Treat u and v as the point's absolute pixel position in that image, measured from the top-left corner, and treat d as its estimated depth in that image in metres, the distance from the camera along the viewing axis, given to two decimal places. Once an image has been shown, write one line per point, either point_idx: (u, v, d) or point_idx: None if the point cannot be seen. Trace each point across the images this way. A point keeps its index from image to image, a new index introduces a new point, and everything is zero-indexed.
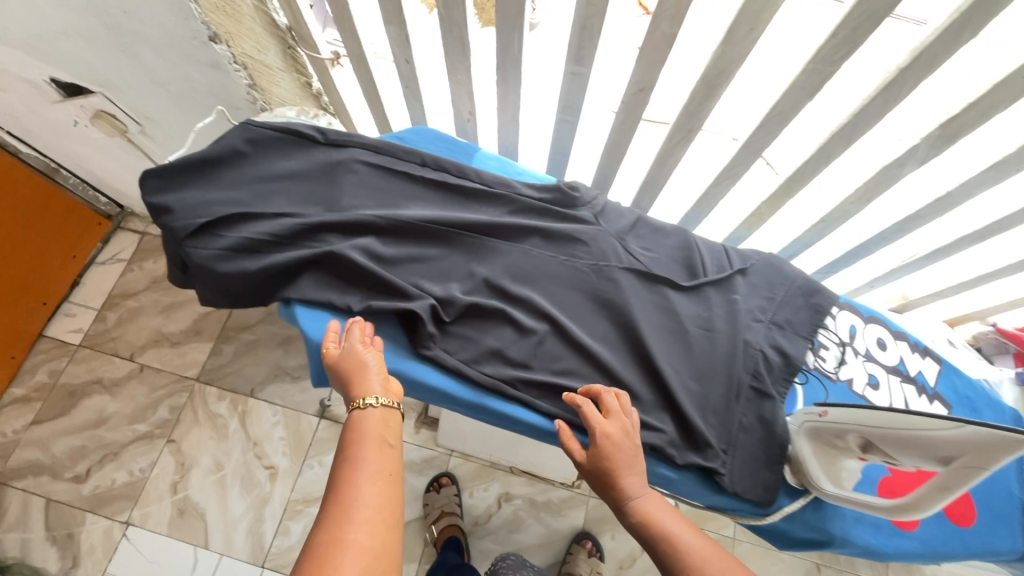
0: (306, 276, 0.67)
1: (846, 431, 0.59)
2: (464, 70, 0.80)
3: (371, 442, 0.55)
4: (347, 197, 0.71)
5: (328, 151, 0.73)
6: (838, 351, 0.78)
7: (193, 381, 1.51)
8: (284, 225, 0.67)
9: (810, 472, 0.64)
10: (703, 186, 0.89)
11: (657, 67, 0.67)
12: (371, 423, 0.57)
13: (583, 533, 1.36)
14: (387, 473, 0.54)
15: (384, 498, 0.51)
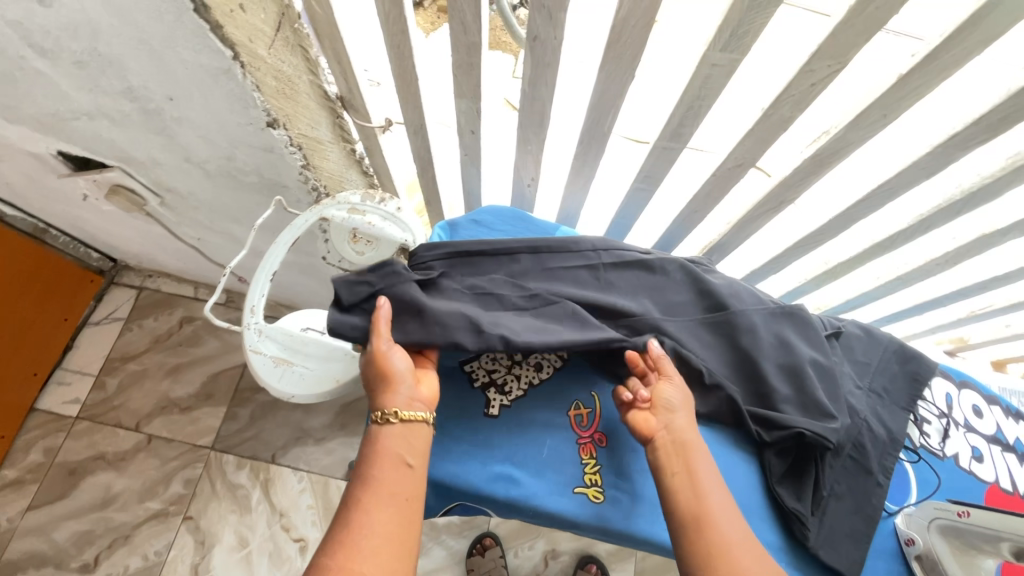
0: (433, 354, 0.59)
1: (993, 535, 0.59)
2: (538, 142, 0.74)
3: (387, 467, 0.50)
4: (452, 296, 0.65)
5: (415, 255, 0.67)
6: (940, 424, 0.75)
7: (208, 449, 1.41)
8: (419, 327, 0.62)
9: (950, 574, 0.60)
10: (780, 248, 0.85)
11: (765, 145, 0.63)
12: (388, 442, 0.51)
13: (588, 557, 1.33)
14: (405, 502, 0.48)
15: (393, 529, 0.47)
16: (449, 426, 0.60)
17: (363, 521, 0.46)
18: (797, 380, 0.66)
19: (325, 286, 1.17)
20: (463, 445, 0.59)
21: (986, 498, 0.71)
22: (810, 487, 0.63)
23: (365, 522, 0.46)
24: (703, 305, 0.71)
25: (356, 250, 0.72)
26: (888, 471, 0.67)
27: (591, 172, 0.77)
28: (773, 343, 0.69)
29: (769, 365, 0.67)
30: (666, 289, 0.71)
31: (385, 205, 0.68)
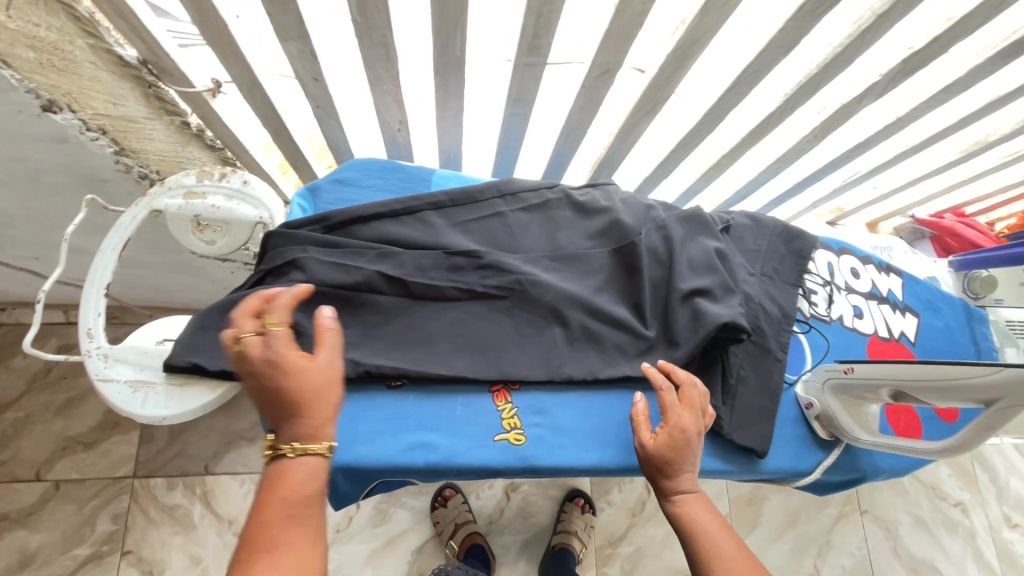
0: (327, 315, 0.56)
1: (876, 384, 0.61)
2: (392, 78, 0.66)
3: (308, 491, 0.41)
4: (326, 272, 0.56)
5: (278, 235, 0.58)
6: (826, 292, 0.80)
7: (130, 478, 1.30)
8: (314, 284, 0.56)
9: (843, 424, 0.66)
10: (665, 151, 0.84)
11: (625, 46, 0.59)
12: (300, 479, 0.40)
13: (576, 492, 1.38)
14: (314, 535, 0.39)
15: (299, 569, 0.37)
16: (351, 408, 0.55)
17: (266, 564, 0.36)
18: (689, 273, 0.69)
19: (210, 282, 1.05)
20: (371, 423, 0.55)
21: (868, 349, 0.79)
22: (718, 377, 0.66)
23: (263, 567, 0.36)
24: (588, 226, 0.72)
25: (206, 241, 0.61)
26: (785, 346, 0.72)
27: (458, 103, 0.71)
28: (662, 244, 0.71)
29: (657, 266, 0.70)
30: (555, 214, 0.71)
31: (227, 180, 0.60)
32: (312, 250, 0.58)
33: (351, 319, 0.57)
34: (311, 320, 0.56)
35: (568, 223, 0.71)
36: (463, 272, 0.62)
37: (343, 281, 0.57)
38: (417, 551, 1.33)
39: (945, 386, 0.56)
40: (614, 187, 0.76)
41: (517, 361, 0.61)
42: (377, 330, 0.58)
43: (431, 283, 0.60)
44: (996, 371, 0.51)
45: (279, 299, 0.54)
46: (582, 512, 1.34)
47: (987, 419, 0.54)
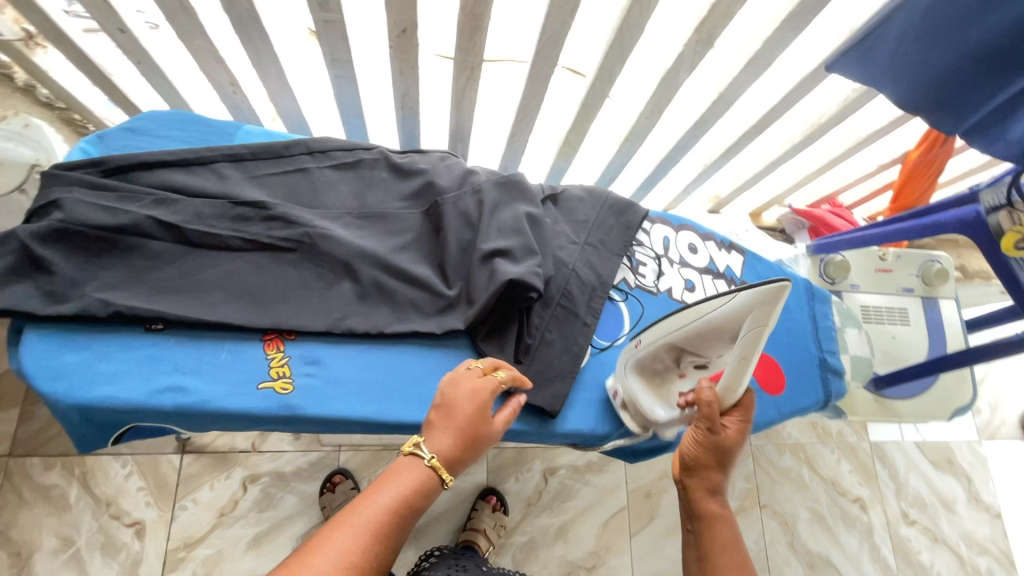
0: (87, 256, 0.56)
1: (656, 350, 0.62)
2: (197, 33, 0.66)
3: (386, 503, 0.46)
4: (86, 213, 0.56)
5: (47, 177, 0.58)
6: (656, 265, 0.81)
7: (5, 457, 1.26)
8: (69, 224, 0.55)
9: (644, 406, 0.64)
10: (508, 124, 0.85)
11: (409, 2, 0.60)
12: (389, 489, 0.47)
13: (489, 489, 1.37)
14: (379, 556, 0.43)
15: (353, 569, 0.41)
16: (99, 348, 0.54)
17: (313, 560, 0.40)
18: (495, 235, 0.70)
19: None
20: (120, 364, 0.54)
21: None
22: (513, 337, 0.67)
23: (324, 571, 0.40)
24: (404, 187, 0.72)
25: None
26: (595, 311, 0.72)
27: (276, 62, 0.71)
28: (474, 206, 0.71)
29: (466, 228, 0.71)
30: (369, 175, 0.71)
31: None
32: (78, 191, 0.58)
33: (114, 261, 0.57)
34: (64, 258, 0.55)
35: (382, 183, 0.72)
36: (248, 222, 0.62)
37: (102, 221, 0.56)
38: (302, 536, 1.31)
39: (703, 327, 0.57)
40: (441, 153, 0.77)
41: (294, 311, 0.60)
42: (143, 273, 0.57)
43: (207, 230, 0.60)
44: (732, 296, 0.54)
45: (27, 235, 0.54)
46: (493, 510, 1.33)
47: (742, 349, 0.53)
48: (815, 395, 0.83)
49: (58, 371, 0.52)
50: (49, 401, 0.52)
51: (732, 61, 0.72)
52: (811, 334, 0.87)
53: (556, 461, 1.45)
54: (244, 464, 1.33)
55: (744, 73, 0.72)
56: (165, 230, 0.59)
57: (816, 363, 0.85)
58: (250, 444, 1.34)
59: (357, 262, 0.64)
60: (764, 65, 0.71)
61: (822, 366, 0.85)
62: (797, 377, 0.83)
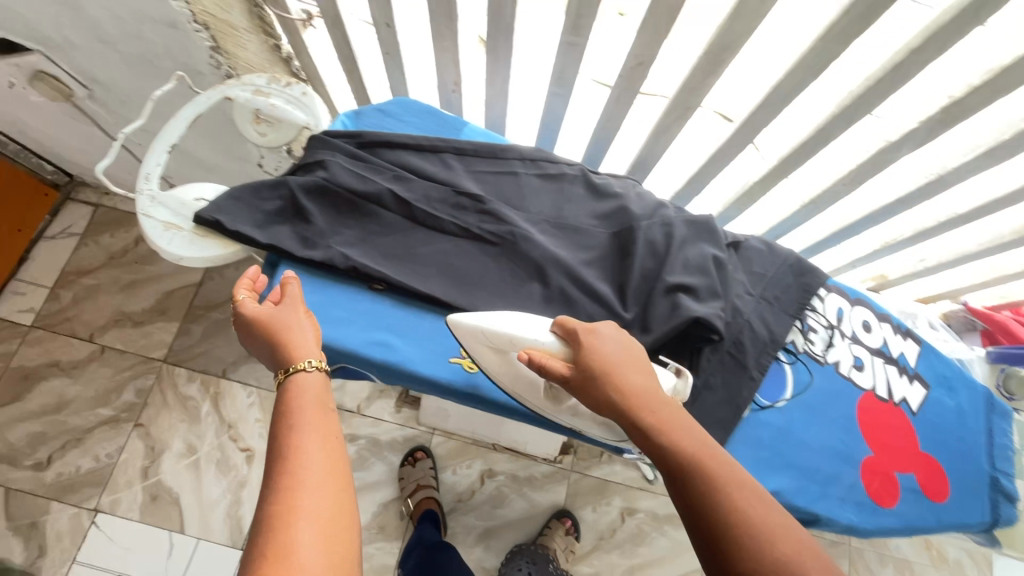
0: (336, 214, 0.64)
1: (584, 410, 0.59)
2: (451, 36, 0.74)
3: (313, 405, 0.50)
4: (343, 176, 0.64)
5: (317, 140, 0.67)
6: (826, 334, 0.78)
7: (160, 362, 1.45)
8: (329, 183, 0.64)
9: None
10: (697, 164, 0.86)
11: (659, 40, 0.64)
12: (307, 400, 0.50)
13: (564, 511, 1.38)
14: (331, 439, 0.48)
15: (326, 484, 0.44)
16: (335, 293, 0.62)
17: (293, 488, 0.43)
18: (680, 270, 0.71)
19: None
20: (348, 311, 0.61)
21: (859, 402, 0.75)
22: None
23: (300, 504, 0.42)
24: (597, 205, 0.75)
25: (260, 132, 0.72)
26: (763, 367, 0.71)
27: (507, 72, 0.77)
28: (661, 237, 0.72)
29: (651, 258, 0.72)
30: (568, 189, 0.75)
31: (290, 88, 0.70)
32: (339, 158, 0.66)
33: (354, 221, 0.65)
34: (320, 212, 0.64)
35: (578, 199, 0.75)
36: (464, 211, 0.68)
37: (356, 187, 0.64)
38: (383, 505, 1.38)
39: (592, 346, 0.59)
40: (631, 181, 0.80)
41: (485, 301, 0.65)
42: (372, 238, 0.64)
43: (432, 212, 0.66)
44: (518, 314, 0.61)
45: (298, 187, 0.63)
46: (565, 533, 1.35)
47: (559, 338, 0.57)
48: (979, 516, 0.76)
49: (304, 305, 0.61)
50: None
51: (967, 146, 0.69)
52: (985, 447, 0.79)
53: (635, 502, 1.42)
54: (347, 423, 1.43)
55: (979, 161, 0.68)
56: (398, 204, 0.66)
57: (986, 482, 0.78)
58: (356, 406, 1.44)
59: (550, 269, 0.68)
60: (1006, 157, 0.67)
61: (992, 486, 0.78)
62: (962, 491, 0.76)
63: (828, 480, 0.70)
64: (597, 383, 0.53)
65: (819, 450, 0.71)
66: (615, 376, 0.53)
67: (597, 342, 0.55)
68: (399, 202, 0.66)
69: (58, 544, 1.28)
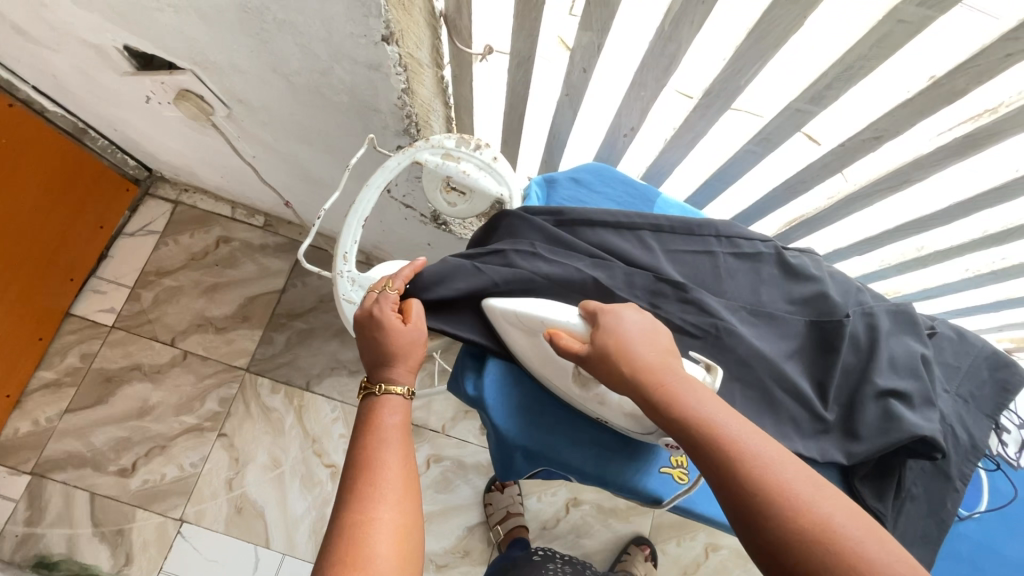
0: (540, 302, 0.62)
1: None
2: (656, 88, 0.68)
3: (394, 420, 0.53)
4: (548, 262, 0.62)
5: (518, 217, 0.65)
6: (1018, 434, 0.73)
7: (243, 371, 1.41)
8: (536, 271, 0.61)
9: None
10: (877, 229, 0.81)
11: (918, 119, 0.58)
12: (392, 419, 0.53)
13: (642, 537, 1.36)
14: (408, 457, 0.51)
15: (397, 500, 0.48)
16: (539, 396, 0.62)
17: (371, 506, 0.47)
18: (888, 371, 0.66)
19: (379, 220, 1.14)
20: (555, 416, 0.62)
21: None
22: (893, 487, 0.64)
23: (371, 516, 0.46)
24: (794, 287, 0.70)
25: (449, 200, 0.70)
26: (966, 477, 0.68)
27: (705, 128, 0.71)
28: (864, 331, 0.68)
29: (855, 354, 0.67)
30: (763, 269, 0.70)
31: (480, 153, 0.65)
32: (539, 242, 0.64)
33: (553, 310, 0.62)
34: (525, 299, 0.62)
35: (772, 280, 0.71)
36: (666, 299, 0.64)
37: (563, 276, 0.62)
38: (467, 529, 1.36)
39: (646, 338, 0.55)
40: (818, 256, 0.74)
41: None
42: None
43: (636, 304, 0.63)
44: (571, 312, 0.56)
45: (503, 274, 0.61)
46: (645, 559, 1.32)
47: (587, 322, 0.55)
48: None
49: (511, 409, 0.62)
50: (499, 434, 0.60)
51: None
52: None
53: (720, 538, 1.41)
54: (431, 443, 1.40)
55: None
56: (603, 292, 0.63)
57: None
58: (441, 425, 1.42)
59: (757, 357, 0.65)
60: None
61: None
62: None
63: None
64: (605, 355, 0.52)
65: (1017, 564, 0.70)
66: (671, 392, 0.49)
67: (616, 321, 0.53)
68: (602, 291, 0.63)
69: (144, 553, 1.27)
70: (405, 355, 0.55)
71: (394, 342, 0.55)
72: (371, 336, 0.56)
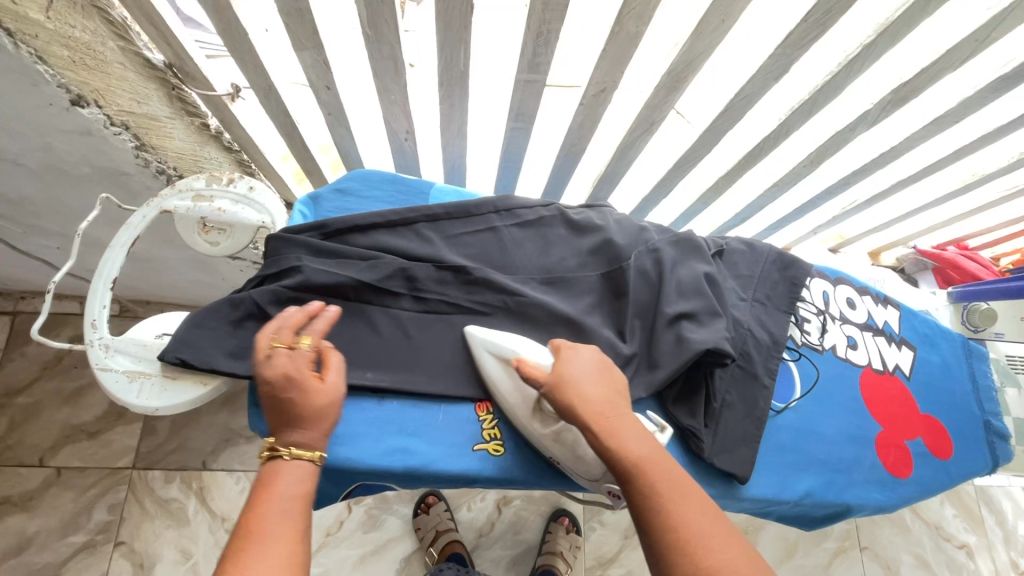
0: (316, 320, 0.60)
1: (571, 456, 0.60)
2: (398, 89, 0.69)
3: (285, 510, 0.42)
4: (315, 276, 0.60)
5: (278, 239, 0.62)
6: (819, 321, 0.80)
7: (129, 470, 1.32)
8: (303, 288, 0.59)
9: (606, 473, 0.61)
10: (663, 170, 0.87)
11: (622, 65, 0.62)
12: (287, 486, 0.44)
13: (560, 510, 1.39)
14: (302, 529, 0.41)
15: (279, 569, 0.37)
16: (338, 410, 0.59)
17: (241, 574, 0.36)
18: (677, 296, 0.70)
19: (218, 278, 1.10)
20: (359, 425, 0.59)
21: (861, 382, 0.79)
22: (702, 401, 0.67)
23: None
24: (581, 243, 0.73)
25: (211, 241, 0.64)
26: (773, 371, 0.72)
27: (462, 116, 0.73)
28: (652, 265, 0.72)
29: (647, 287, 0.71)
30: (549, 233, 0.73)
31: (234, 186, 0.64)
32: (306, 257, 0.62)
33: (333, 326, 0.60)
34: None
35: (561, 240, 0.73)
36: (450, 285, 0.65)
37: (335, 288, 0.60)
38: (405, 560, 1.33)
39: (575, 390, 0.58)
40: (609, 208, 0.78)
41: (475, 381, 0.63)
42: (357, 339, 0.61)
43: (420, 296, 0.64)
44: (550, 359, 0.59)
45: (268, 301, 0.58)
46: (567, 532, 1.35)
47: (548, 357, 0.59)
48: (983, 460, 0.82)
49: None
50: None
51: (918, 116, 0.73)
52: (973, 396, 0.86)
53: None
54: None
55: (929, 128, 0.73)
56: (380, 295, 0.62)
57: (983, 428, 0.85)
58: None
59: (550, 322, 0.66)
60: (951, 122, 0.71)
61: (988, 431, 0.85)
62: (963, 440, 0.82)
63: (851, 466, 0.73)
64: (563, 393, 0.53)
65: (836, 439, 0.74)
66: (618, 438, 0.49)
67: (571, 359, 0.56)
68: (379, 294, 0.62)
69: None
70: (308, 408, 0.48)
71: (308, 395, 0.49)
72: (269, 395, 0.48)
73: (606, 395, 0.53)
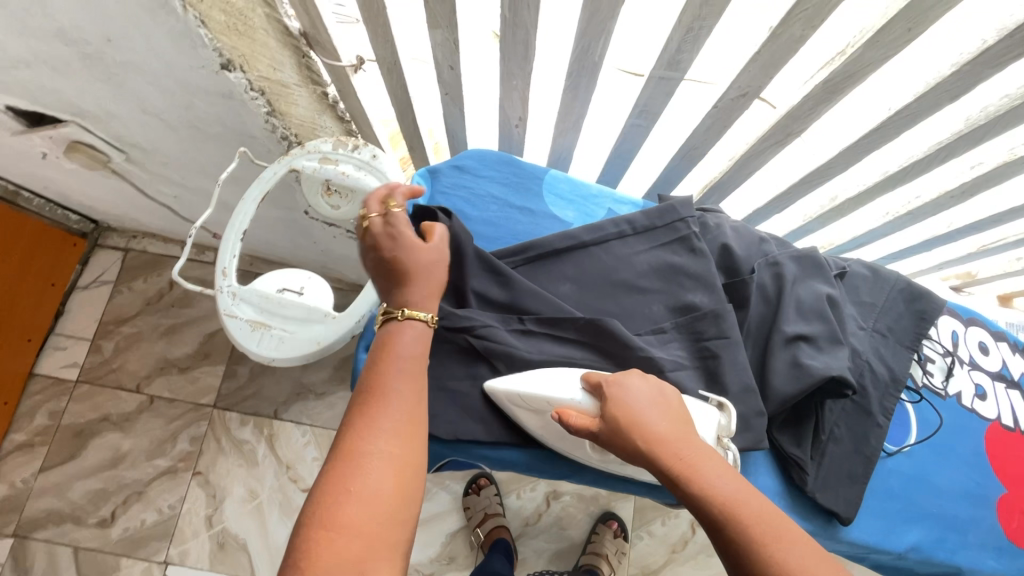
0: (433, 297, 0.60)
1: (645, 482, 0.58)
2: (523, 75, 0.67)
3: (397, 377, 0.47)
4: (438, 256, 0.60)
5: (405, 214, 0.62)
6: (944, 363, 0.72)
7: (211, 408, 1.42)
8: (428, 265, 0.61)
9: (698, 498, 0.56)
10: (785, 184, 0.79)
11: (774, 71, 0.57)
12: (391, 360, 0.48)
13: (609, 514, 1.37)
14: (410, 410, 0.46)
15: (388, 457, 0.43)
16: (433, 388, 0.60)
17: (356, 455, 0.42)
18: (796, 317, 0.65)
19: (310, 241, 1.14)
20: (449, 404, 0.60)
21: (987, 436, 0.70)
22: (810, 433, 0.61)
23: (353, 466, 0.42)
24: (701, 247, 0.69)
25: (332, 204, 0.66)
26: (889, 411, 0.66)
27: (582, 107, 0.70)
28: (771, 281, 0.67)
29: (763, 305, 0.66)
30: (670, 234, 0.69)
31: (359, 152, 0.63)
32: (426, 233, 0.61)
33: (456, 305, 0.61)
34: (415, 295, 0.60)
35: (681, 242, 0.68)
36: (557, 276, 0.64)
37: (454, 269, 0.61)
38: (450, 534, 1.36)
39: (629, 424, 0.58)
40: (724, 214, 0.73)
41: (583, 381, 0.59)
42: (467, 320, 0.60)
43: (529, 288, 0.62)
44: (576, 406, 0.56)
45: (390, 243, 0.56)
46: (614, 536, 1.33)
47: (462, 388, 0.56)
48: None
49: None
50: None
51: None
52: None
53: None
54: None
55: None
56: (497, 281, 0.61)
57: None
58: None
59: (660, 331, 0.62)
60: None
61: None
62: None
63: (965, 526, 0.66)
64: (622, 434, 0.49)
65: (953, 496, 0.66)
66: (701, 476, 0.45)
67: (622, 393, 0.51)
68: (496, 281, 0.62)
69: None
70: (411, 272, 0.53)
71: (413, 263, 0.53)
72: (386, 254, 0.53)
73: (674, 431, 0.48)
